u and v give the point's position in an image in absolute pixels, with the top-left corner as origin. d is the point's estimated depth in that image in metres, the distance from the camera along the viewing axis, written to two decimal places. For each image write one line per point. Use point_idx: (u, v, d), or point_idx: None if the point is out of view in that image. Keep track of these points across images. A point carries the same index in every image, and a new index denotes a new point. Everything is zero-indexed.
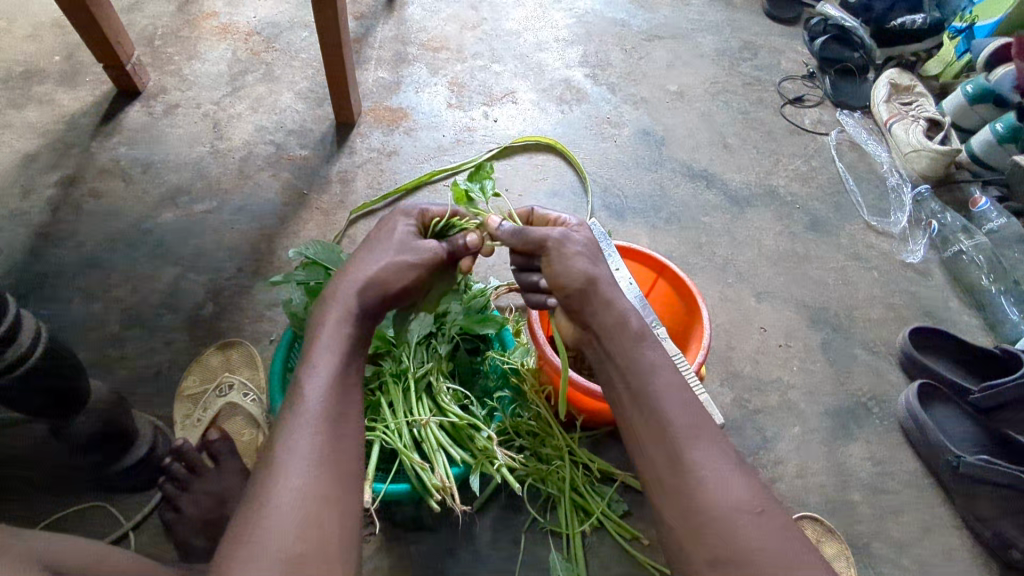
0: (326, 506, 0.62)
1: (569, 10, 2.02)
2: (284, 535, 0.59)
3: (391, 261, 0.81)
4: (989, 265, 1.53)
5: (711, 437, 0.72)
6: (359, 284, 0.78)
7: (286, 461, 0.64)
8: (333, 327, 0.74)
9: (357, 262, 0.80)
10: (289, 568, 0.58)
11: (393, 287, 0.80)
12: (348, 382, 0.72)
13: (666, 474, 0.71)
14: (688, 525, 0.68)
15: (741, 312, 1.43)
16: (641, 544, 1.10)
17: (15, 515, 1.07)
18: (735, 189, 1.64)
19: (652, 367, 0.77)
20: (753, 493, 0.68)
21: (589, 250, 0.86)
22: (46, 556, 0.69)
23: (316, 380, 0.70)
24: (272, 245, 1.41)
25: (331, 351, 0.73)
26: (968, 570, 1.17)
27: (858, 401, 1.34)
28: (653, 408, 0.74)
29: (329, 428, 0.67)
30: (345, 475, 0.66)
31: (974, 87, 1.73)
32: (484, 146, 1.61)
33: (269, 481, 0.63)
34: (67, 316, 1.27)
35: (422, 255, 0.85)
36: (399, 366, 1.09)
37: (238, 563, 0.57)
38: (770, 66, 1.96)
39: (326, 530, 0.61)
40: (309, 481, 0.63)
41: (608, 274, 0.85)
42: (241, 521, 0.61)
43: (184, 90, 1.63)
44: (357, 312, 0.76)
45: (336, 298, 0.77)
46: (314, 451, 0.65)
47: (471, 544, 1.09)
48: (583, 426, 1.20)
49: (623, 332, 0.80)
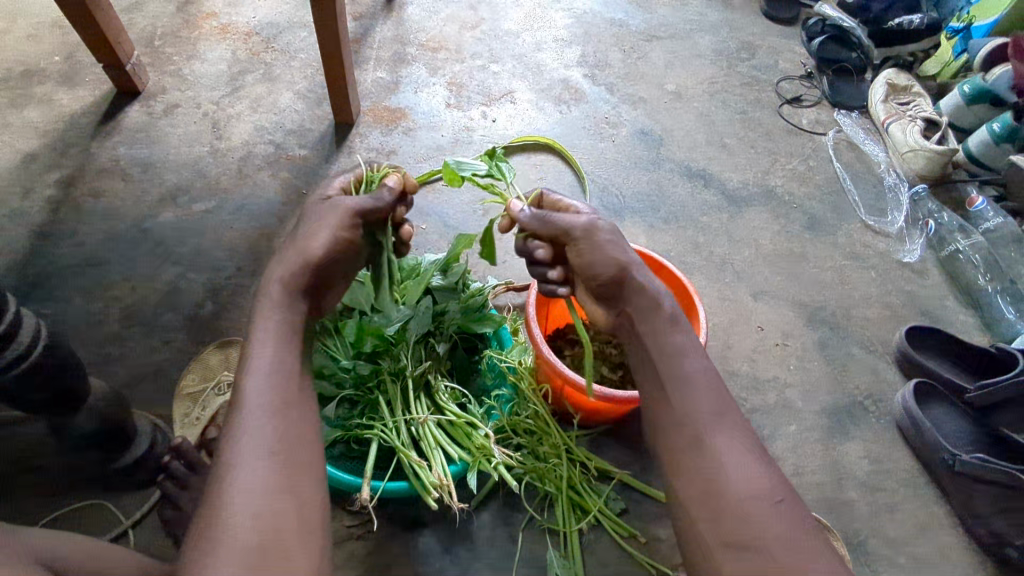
0: (278, 497, 0.63)
1: (568, 10, 2.03)
2: (238, 529, 0.60)
3: (310, 241, 0.79)
4: (985, 265, 1.54)
5: (736, 425, 0.73)
6: (281, 272, 0.78)
7: (233, 456, 0.64)
8: (264, 320, 0.74)
9: (282, 253, 0.80)
10: (248, 561, 0.58)
11: (314, 264, 0.78)
12: (287, 368, 0.72)
13: (690, 455, 0.72)
14: (707, 508, 0.68)
15: (738, 311, 1.43)
16: (638, 541, 1.11)
17: (14, 512, 1.07)
18: (732, 188, 1.65)
19: (682, 351, 0.79)
20: (772, 481, 0.68)
21: (613, 233, 0.88)
22: (42, 553, 0.70)
23: (255, 374, 0.70)
24: (271, 244, 1.41)
25: (266, 341, 0.73)
26: (965, 568, 1.17)
27: (855, 400, 1.35)
28: (685, 389, 0.76)
29: (273, 418, 0.68)
30: (296, 463, 0.66)
31: (971, 87, 1.73)
32: (482, 146, 1.61)
33: (220, 479, 0.63)
34: (67, 315, 1.27)
35: (339, 225, 0.81)
36: (397, 364, 1.08)
37: (199, 562, 0.58)
38: (769, 66, 1.96)
39: (281, 519, 0.62)
40: (259, 473, 0.63)
41: (636, 257, 0.87)
42: (198, 522, 0.62)
43: (184, 90, 1.64)
44: (286, 300, 0.77)
45: (266, 292, 0.77)
46: (260, 443, 0.65)
47: (469, 542, 1.09)
48: (580, 424, 1.21)
49: (656, 314, 0.82)
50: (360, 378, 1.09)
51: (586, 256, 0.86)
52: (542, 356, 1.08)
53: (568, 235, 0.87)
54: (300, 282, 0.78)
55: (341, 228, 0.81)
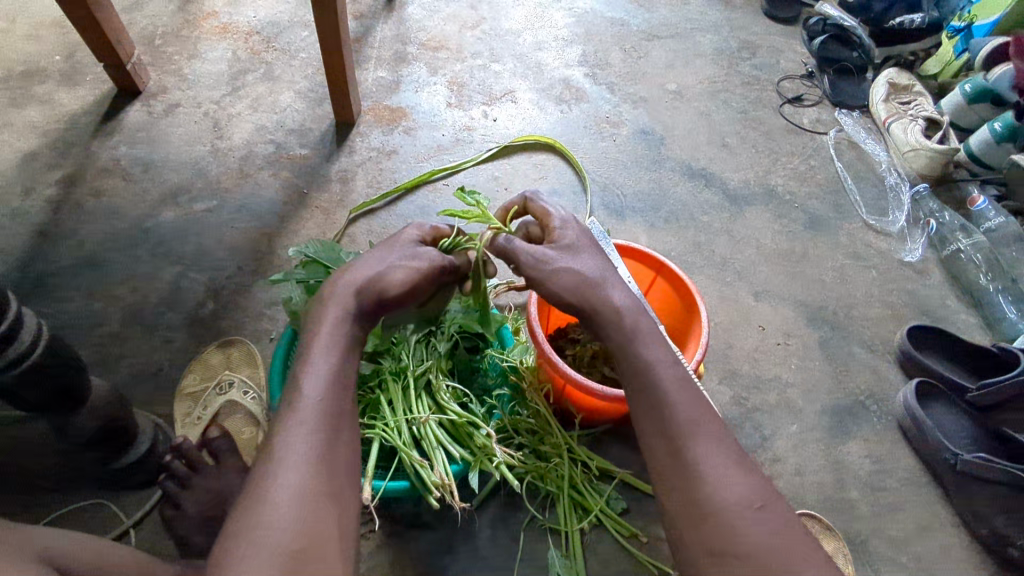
0: (323, 506, 0.63)
1: (569, 9, 2.03)
2: (282, 532, 0.60)
3: (389, 266, 0.78)
4: (987, 264, 1.54)
5: (713, 431, 0.72)
6: (356, 282, 0.77)
7: (283, 459, 0.64)
8: (332, 327, 0.74)
9: (359, 262, 0.79)
10: (285, 564, 0.58)
11: (390, 292, 0.77)
12: (345, 381, 0.73)
13: (670, 467, 0.71)
14: (690, 519, 0.68)
15: (739, 310, 1.43)
16: (641, 541, 1.11)
17: (16, 512, 1.07)
18: (733, 188, 1.65)
19: (651, 363, 0.77)
20: (752, 485, 0.68)
21: (566, 255, 0.83)
22: (43, 550, 0.70)
23: (314, 380, 0.70)
24: (272, 243, 1.41)
25: (330, 349, 0.73)
26: (966, 568, 1.17)
27: (857, 399, 1.34)
28: (655, 401, 0.75)
29: (327, 427, 0.68)
30: (340, 474, 0.66)
31: (972, 87, 1.74)
32: (483, 145, 1.61)
33: (266, 480, 0.63)
34: (68, 315, 1.27)
35: (423, 263, 0.80)
36: (398, 364, 1.09)
37: (238, 561, 0.58)
38: (769, 65, 1.96)
39: (324, 528, 0.62)
40: (306, 480, 0.63)
41: (594, 274, 0.82)
42: (238, 518, 0.61)
43: (185, 90, 1.64)
44: (355, 312, 0.76)
45: (336, 295, 0.76)
46: (310, 450, 0.65)
47: (470, 541, 1.09)
48: (581, 424, 1.21)
49: (618, 325, 0.79)
50: (361, 379, 1.10)
51: (544, 286, 0.82)
52: (545, 356, 1.07)
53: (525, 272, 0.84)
54: (371, 299, 0.77)
55: (421, 265, 0.80)
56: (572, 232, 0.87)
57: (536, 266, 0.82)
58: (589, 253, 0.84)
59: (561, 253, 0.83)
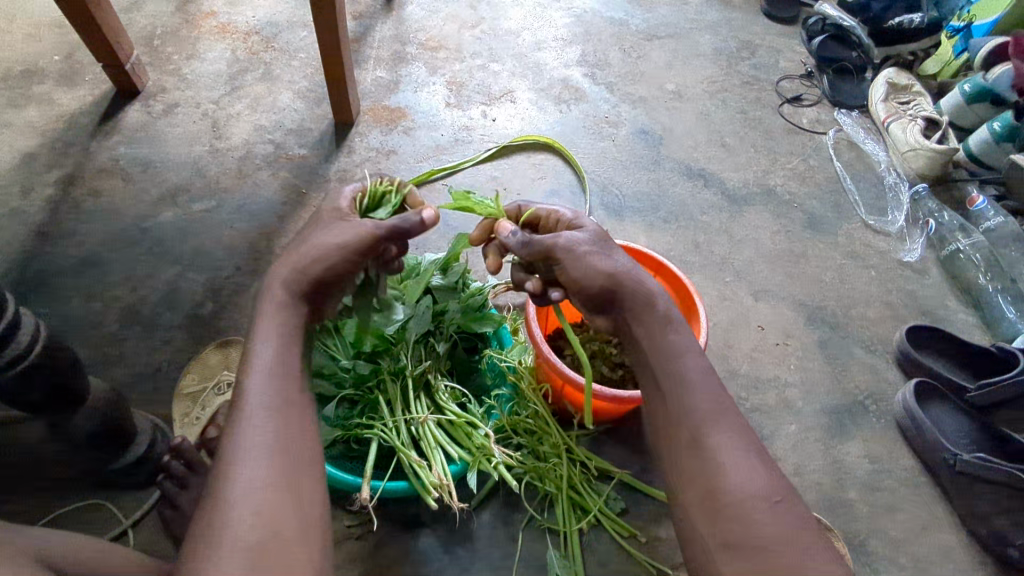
0: (280, 498, 0.63)
1: (568, 9, 2.03)
2: (239, 530, 0.60)
3: (317, 244, 0.77)
4: (986, 264, 1.54)
5: (734, 424, 0.72)
6: (288, 274, 0.76)
7: (234, 457, 0.64)
8: (268, 320, 0.73)
9: (285, 254, 0.78)
10: (247, 560, 0.59)
11: (317, 266, 0.76)
12: (289, 367, 0.71)
13: (688, 456, 0.71)
14: (708, 509, 0.68)
15: (738, 310, 1.43)
16: (639, 540, 1.11)
17: (14, 511, 1.07)
18: (732, 188, 1.65)
19: (679, 352, 0.77)
20: (773, 483, 0.68)
21: (597, 243, 0.83)
22: (40, 548, 0.69)
23: (257, 376, 0.69)
24: (271, 244, 1.41)
25: (270, 341, 0.72)
26: (966, 568, 1.17)
27: (855, 399, 1.34)
28: (680, 389, 0.75)
29: (275, 418, 0.67)
30: (297, 463, 0.66)
31: (971, 87, 1.73)
32: (481, 144, 1.61)
33: (219, 481, 0.63)
34: (66, 315, 1.27)
35: (348, 232, 0.77)
36: (397, 364, 1.08)
37: (201, 562, 0.58)
38: (769, 65, 1.96)
39: (283, 518, 0.62)
40: (262, 473, 0.63)
41: (621, 266, 0.81)
42: (198, 523, 0.62)
43: (184, 90, 1.64)
44: (289, 302, 0.75)
45: (268, 292, 0.75)
46: (262, 445, 0.65)
47: (468, 542, 1.09)
48: (580, 424, 1.21)
49: (649, 315, 0.79)
50: (360, 379, 1.09)
51: (571, 278, 0.81)
52: (544, 356, 1.07)
53: (551, 256, 0.82)
54: (305, 285, 0.76)
55: (348, 238, 0.77)
56: (592, 225, 0.87)
57: (572, 251, 0.81)
58: (616, 247, 0.84)
59: (596, 244, 0.83)
